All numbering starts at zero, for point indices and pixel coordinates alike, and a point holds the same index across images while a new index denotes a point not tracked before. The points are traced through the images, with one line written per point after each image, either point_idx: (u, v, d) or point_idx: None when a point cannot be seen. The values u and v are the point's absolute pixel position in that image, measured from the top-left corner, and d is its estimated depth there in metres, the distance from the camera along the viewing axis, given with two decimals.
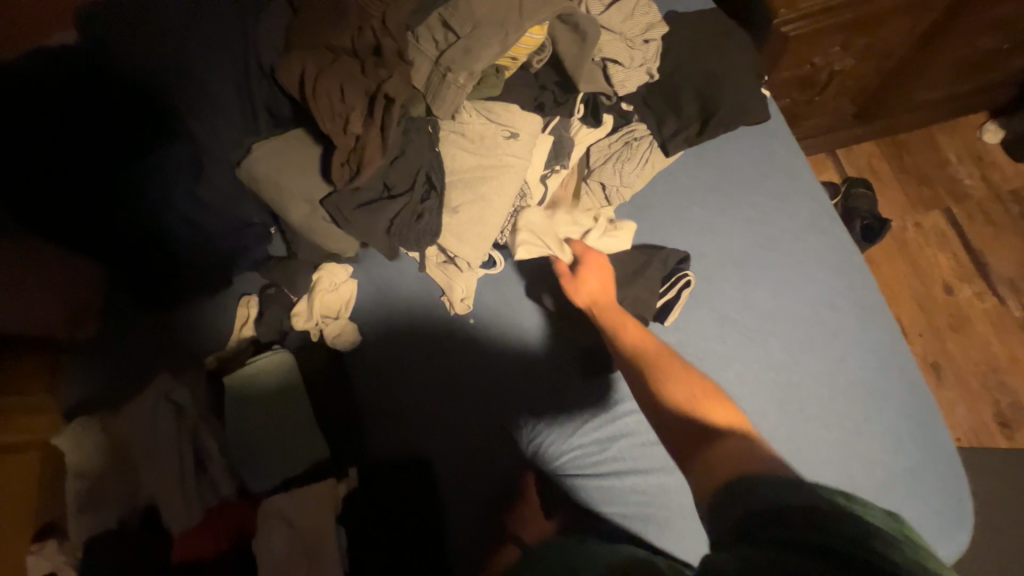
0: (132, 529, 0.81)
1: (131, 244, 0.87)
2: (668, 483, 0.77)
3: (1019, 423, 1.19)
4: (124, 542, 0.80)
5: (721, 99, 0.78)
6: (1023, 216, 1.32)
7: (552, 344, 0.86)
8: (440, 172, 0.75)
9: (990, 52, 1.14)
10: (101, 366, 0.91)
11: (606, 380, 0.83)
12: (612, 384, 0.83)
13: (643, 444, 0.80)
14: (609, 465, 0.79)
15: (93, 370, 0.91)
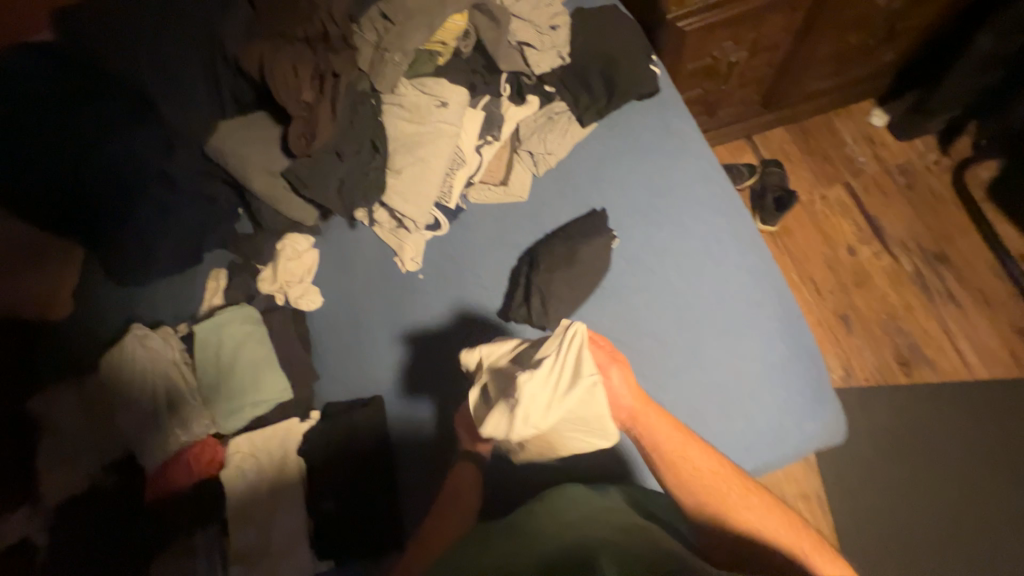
0: (103, 483, 0.86)
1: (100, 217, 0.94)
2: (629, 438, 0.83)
3: (916, 362, 1.37)
4: (97, 493, 0.85)
5: (618, 75, 0.95)
6: (908, 185, 1.53)
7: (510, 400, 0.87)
8: (384, 138, 0.88)
9: (859, 44, 1.35)
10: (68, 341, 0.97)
11: None
12: None
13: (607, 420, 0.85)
14: None
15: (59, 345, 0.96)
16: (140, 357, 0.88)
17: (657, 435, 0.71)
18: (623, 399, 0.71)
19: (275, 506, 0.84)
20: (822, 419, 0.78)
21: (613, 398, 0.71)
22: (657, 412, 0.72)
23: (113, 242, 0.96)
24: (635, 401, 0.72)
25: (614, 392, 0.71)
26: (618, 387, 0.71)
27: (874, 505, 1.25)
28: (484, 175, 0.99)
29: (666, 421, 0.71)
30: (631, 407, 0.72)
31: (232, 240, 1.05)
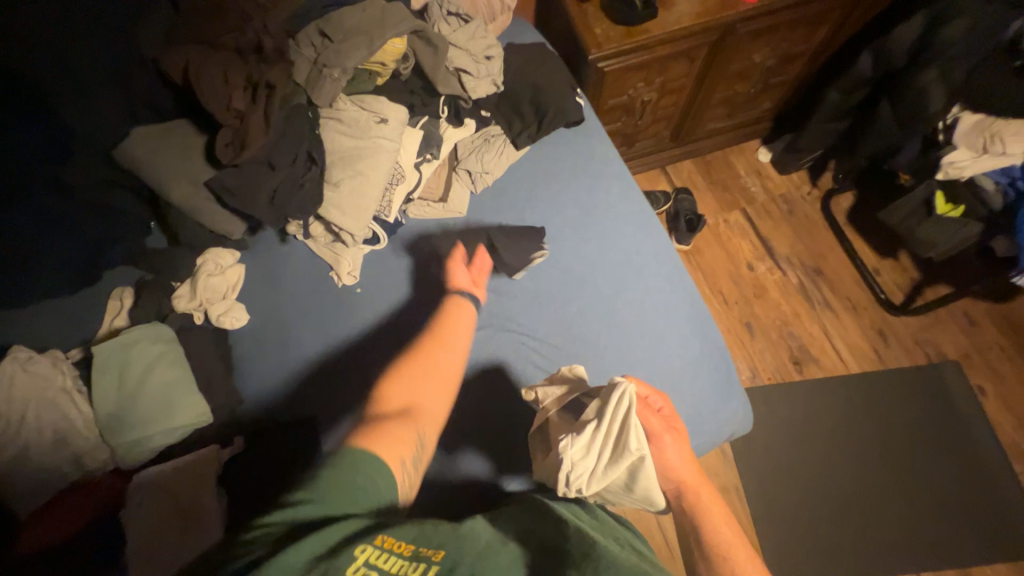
0: None
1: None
2: None
3: (805, 361, 1.58)
4: None
5: (548, 104, 1.03)
6: (790, 211, 1.81)
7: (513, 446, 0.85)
8: (320, 151, 0.88)
9: (744, 92, 1.60)
10: None
11: None
12: None
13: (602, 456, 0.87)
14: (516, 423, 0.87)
15: None
16: (28, 380, 0.78)
17: (714, 518, 0.72)
18: (676, 469, 0.74)
19: (182, 546, 0.73)
20: (733, 409, 0.88)
21: (672, 464, 0.74)
22: (709, 493, 0.74)
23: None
24: (690, 475, 0.74)
25: (672, 459, 0.74)
26: (674, 454, 0.74)
27: (779, 490, 1.42)
28: (423, 192, 1.02)
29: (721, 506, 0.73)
30: (686, 478, 0.74)
31: (140, 255, 0.96)
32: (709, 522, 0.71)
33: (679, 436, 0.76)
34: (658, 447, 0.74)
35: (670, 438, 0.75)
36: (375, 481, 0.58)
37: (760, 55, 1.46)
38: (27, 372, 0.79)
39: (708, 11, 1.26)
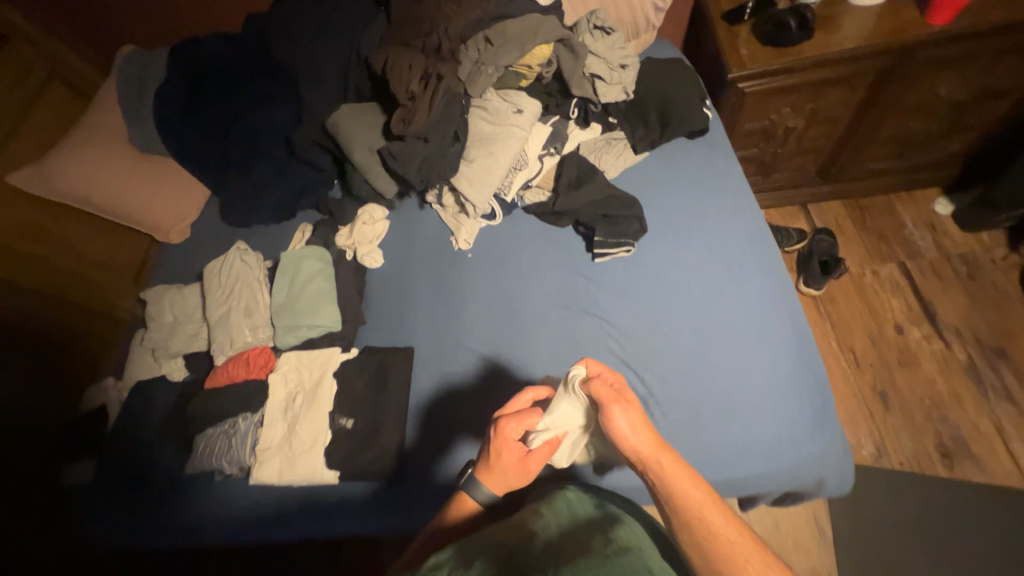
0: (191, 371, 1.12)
1: (245, 170, 1.35)
2: None
3: (960, 456, 1.27)
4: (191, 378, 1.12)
5: (674, 112, 1.07)
6: (970, 276, 1.49)
7: None
8: (466, 131, 1.06)
9: (925, 128, 1.40)
10: (192, 270, 1.38)
11: None
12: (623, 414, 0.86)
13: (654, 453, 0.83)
14: None
15: (179, 274, 1.37)
16: (241, 268, 1.04)
17: (671, 485, 0.63)
18: (629, 440, 0.66)
19: (306, 412, 0.93)
20: (820, 445, 0.78)
21: (625, 433, 0.66)
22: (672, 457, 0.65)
23: (247, 189, 1.35)
24: (644, 444, 0.66)
25: (626, 429, 0.66)
26: (629, 428, 0.65)
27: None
28: (541, 181, 1.14)
29: (680, 466, 0.63)
30: (639, 448, 0.66)
31: (322, 201, 1.33)
32: (673, 489, 0.63)
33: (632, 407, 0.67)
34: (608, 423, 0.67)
35: (623, 414, 0.67)
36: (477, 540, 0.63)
37: (949, 87, 1.27)
38: (241, 262, 1.05)
39: (882, 34, 1.16)
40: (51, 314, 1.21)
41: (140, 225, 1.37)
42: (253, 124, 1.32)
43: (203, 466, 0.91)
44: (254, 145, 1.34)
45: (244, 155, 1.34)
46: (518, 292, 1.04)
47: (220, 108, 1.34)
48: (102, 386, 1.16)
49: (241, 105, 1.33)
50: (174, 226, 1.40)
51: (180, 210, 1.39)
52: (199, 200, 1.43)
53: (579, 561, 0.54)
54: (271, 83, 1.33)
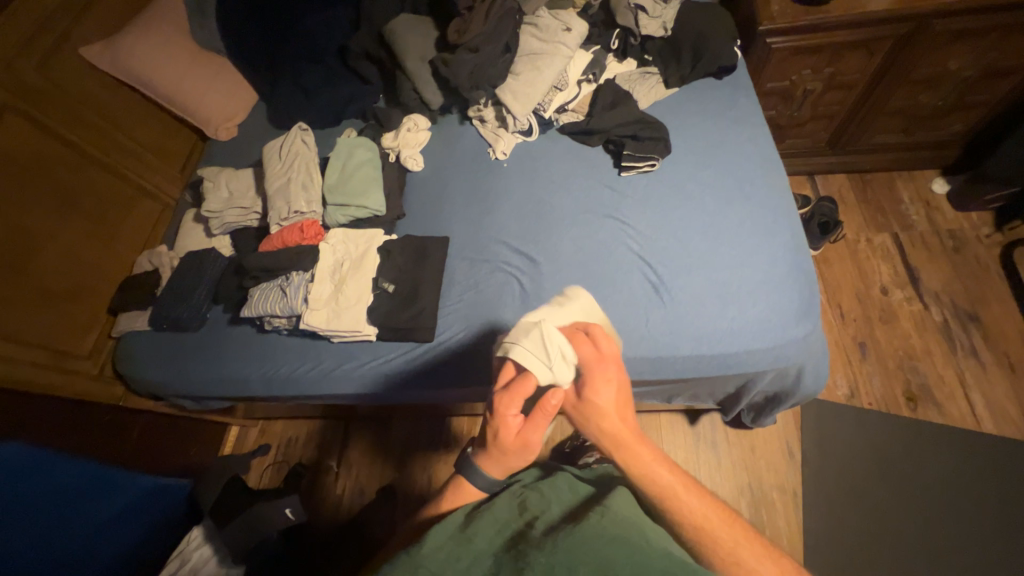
0: (241, 245, 1.23)
1: (298, 74, 1.44)
2: (670, 339, 0.92)
3: (923, 400, 1.41)
4: (238, 252, 1.23)
5: (707, 47, 1.16)
6: (955, 249, 1.61)
7: (587, 299, 0.98)
8: (516, 44, 1.17)
9: (932, 103, 1.50)
10: (238, 164, 1.46)
11: (635, 298, 0.97)
12: (637, 298, 0.96)
13: (663, 330, 0.93)
14: (600, 282, 1.00)
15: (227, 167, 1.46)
16: (301, 146, 1.14)
17: (641, 473, 0.66)
18: (598, 429, 0.70)
19: (352, 276, 1.05)
20: (803, 331, 0.90)
21: (584, 428, 0.71)
22: (645, 451, 0.67)
23: (299, 93, 1.44)
24: (615, 433, 0.69)
25: (587, 422, 0.71)
26: (587, 423, 0.71)
27: (844, 513, 1.31)
28: (577, 105, 1.23)
29: (651, 456, 0.67)
30: (606, 436, 0.69)
31: (367, 111, 1.42)
32: (641, 482, 0.66)
33: (594, 407, 0.71)
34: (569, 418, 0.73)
35: (583, 411, 0.71)
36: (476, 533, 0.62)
37: (958, 63, 1.37)
38: (300, 142, 1.15)
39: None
40: (108, 184, 1.31)
41: (194, 118, 1.47)
42: (311, 31, 1.41)
43: (257, 311, 1.03)
44: (309, 50, 1.43)
45: (300, 60, 1.44)
46: (549, 197, 1.14)
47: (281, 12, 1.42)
48: (156, 252, 1.27)
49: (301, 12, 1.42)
50: (224, 123, 1.50)
51: (230, 109, 1.49)
52: (248, 103, 1.53)
53: (574, 535, 0.56)
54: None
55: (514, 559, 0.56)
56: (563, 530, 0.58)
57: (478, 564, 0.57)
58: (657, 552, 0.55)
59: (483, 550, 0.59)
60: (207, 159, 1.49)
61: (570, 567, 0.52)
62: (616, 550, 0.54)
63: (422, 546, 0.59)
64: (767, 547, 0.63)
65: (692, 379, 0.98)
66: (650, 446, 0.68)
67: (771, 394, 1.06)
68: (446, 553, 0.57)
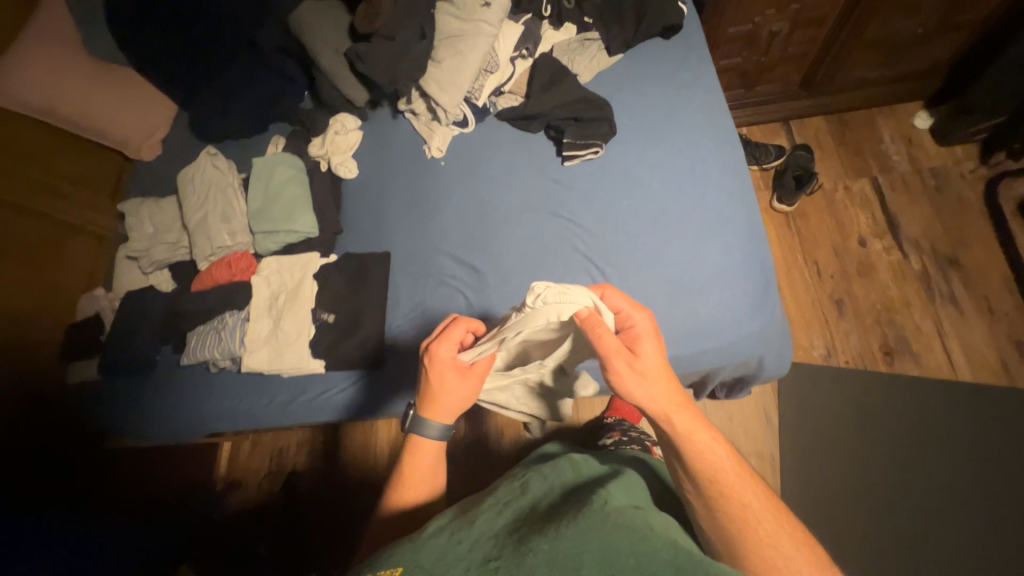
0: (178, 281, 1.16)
1: (210, 77, 1.31)
2: None
3: (900, 353, 1.39)
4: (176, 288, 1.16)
5: (647, 6, 1.04)
6: (937, 189, 1.52)
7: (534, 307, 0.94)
8: (432, 28, 1.03)
9: (910, 31, 1.37)
10: (165, 186, 1.37)
11: None
12: None
13: None
14: None
15: (156, 191, 1.37)
16: (214, 172, 1.07)
17: (690, 443, 0.67)
18: (644, 395, 0.68)
19: (290, 309, 1.00)
20: (757, 325, 0.87)
21: (642, 387, 0.68)
22: (688, 419, 0.68)
23: (214, 99, 1.31)
24: (658, 398, 0.68)
25: (640, 381, 0.68)
26: (642, 379, 0.68)
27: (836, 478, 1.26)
28: (514, 86, 1.11)
29: (702, 426, 0.67)
30: (650, 401, 0.68)
31: (292, 113, 1.30)
32: (698, 455, 0.66)
33: (648, 361, 0.69)
34: (618, 378, 0.69)
35: (638, 368, 0.68)
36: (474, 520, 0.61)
37: None
38: (213, 167, 1.08)
39: None
40: (30, 228, 1.23)
41: (106, 139, 1.33)
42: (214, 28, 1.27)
43: (196, 358, 0.99)
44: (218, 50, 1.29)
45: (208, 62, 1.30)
46: (490, 197, 1.06)
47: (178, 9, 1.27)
48: (94, 296, 1.21)
49: (200, 6, 1.26)
50: (145, 142, 1.38)
51: (148, 126, 1.36)
52: (169, 117, 1.40)
53: (578, 518, 0.56)
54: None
55: (516, 544, 0.55)
56: (567, 510, 0.59)
57: (480, 546, 0.56)
58: (664, 542, 0.54)
59: (484, 532, 0.59)
60: (135, 184, 1.40)
61: (575, 550, 0.52)
62: (618, 533, 0.54)
63: (423, 531, 0.59)
64: (800, 529, 0.64)
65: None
66: (694, 411, 0.68)
67: (734, 379, 1.03)
68: (443, 544, 0.57)
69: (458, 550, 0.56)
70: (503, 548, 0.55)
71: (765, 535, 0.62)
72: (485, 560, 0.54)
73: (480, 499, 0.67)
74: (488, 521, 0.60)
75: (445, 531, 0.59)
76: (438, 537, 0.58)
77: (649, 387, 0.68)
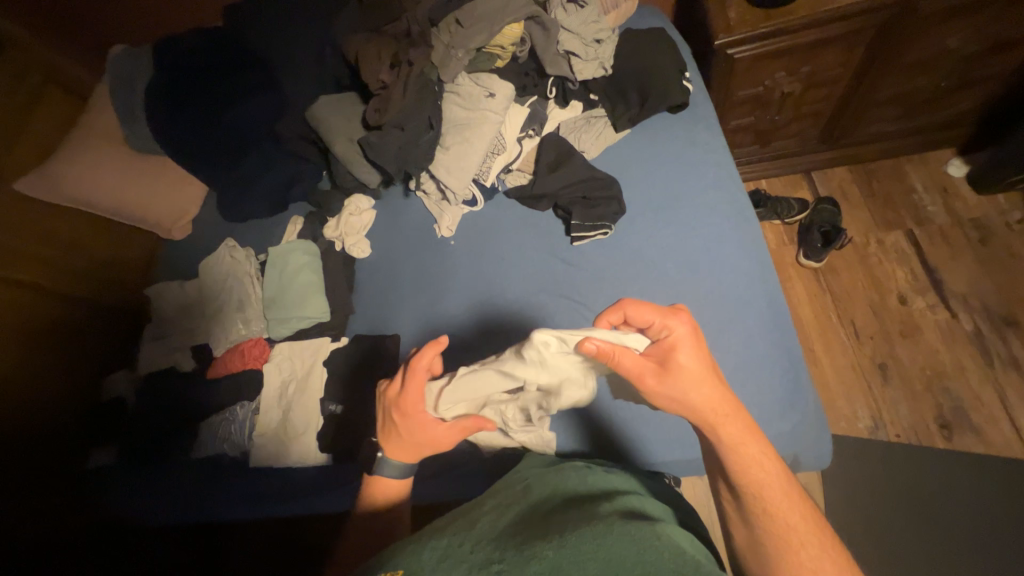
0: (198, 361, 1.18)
1: (231, 163, 1.37)
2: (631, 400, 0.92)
3: (959, 426, 1.25)
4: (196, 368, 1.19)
5: (652, 87, 1.04)
6: (981, 241, 1.42)
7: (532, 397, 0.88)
8: (439, 117, 1.05)
9: (934, 85, 1.31)
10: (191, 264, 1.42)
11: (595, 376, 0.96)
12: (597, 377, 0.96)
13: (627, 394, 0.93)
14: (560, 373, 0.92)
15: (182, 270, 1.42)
16: (232, 261, 1.14)
17: (733, 452, 0.62)
18: (685, 407, 0.64)
19: (300, 400, 1.00)
20: (788, 420, 0.81)
21: (680, 398, 0.64)
22: (735, 430, 0.63)
23: (235, 182, 1.37)
24: (699, 414, 0.64)
25: (676, 394, 0.64)
26: (678, 394, 0.64)
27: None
28: (521, 165, 1.12)
29: (752, 436, 0.62)
30: (692, 413, 0.64)
31: (311, 193, 1.35)
32: (739, 466, 0.61)
33: (686, 372, 0.65)
34: (653, 393, 0.65)
35: (672, 381, 0.64)
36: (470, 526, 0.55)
37: (957, 40, 1.18)
38: (231, 257, 1.15)
39: None
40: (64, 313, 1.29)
41: (142, 223, 1.41)
42: (239, 119, 1.35)
43: (209, 447, 1.01)
44: (241, 138, 1.36)
45: (231, 151, 1.36)
46: (498, 278, 1.05)
47: (209, 104, 1.37)
48: (117, 379, 1.23)
49: (229, 101, 1.36)
50: (177, 224, 1.44)
51: (176, 210, 1.42)
52: (198, 200, 1.47)
53: (582, 526, 0.50)
54: (257, 78, 1.35)
55: (518, 545, 0.49)
56: (570, 520, 0.53)
57: (479, 547, 0.50)
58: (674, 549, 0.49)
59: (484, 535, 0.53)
60: (163, 263, 1.46)
61: (580, 557, 0.46)
62: (626, 539, 0.47)
63: (423, 538, 0.54)
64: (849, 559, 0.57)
65: (671, 463, 0.91)
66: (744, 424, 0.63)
67: None
68: (438, 545, 0.52)
69: (453, 551, 0.50)
70: (505, 551, 0.49)
71: (807, 557, 0.56)
72: (485, 562, 0.48)
73: (480, 505, 0.62)
74: (487, 524, 0.54)
75: (440, 537, 0.53)
76: (433, 543, 0.52)
77: (691, 400, 0.63)
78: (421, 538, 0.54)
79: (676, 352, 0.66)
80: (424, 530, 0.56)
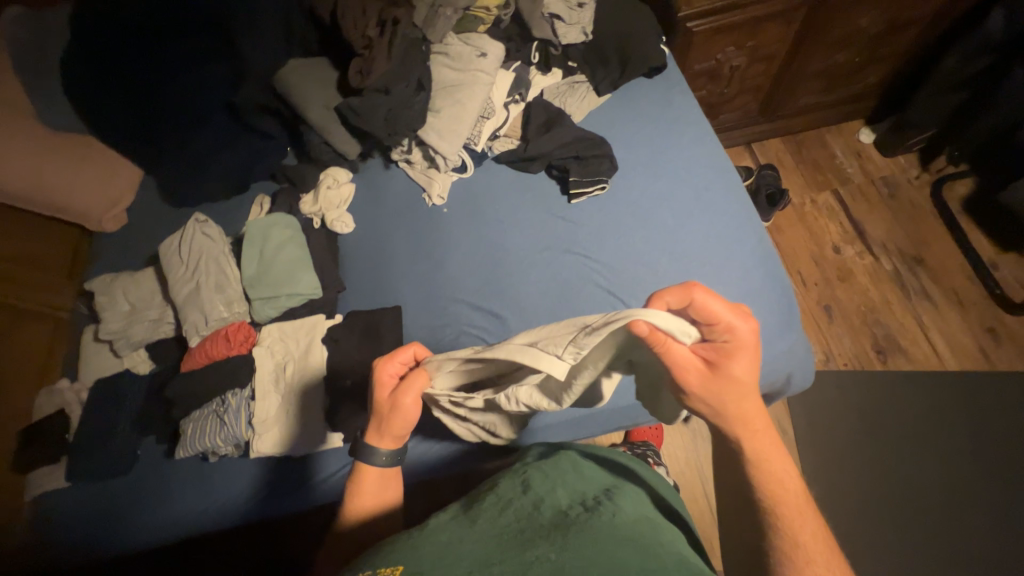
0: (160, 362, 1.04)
1: (177, 140, 1.22)
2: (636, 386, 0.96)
3: (892, 351, 1.46)
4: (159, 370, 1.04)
5: (633, 49, 1.09)
6: (891, 195, 1.67)
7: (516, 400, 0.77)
8: (429, 78, 1.03)
9: (849, 61, 1.52)
10: (132, 258, 1.24)
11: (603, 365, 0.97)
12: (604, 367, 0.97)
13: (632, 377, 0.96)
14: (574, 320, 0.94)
15: (119, 265, 1.23)
16: (202, 238, 1.02)
17: (762, 462, 0.63)
18: (716, 410, 0.62)
19: (301, 381, 0.93)
20: (784, 339, 0.90)
21: (715, 402, 0.61)
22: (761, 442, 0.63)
23: (182, 161, 1.22)
24: (729, 417, 0.63)
25: (713, 397, 0.61)
26: (717, 398, 0.61)
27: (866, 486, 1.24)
28: (509, 130, 1.13)
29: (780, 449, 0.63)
30: (723, 414, 0.63)
31: (276, 170, 1.25)
32: (766, 479, 0.62)
33: (733, 380, 0.61)
34: (690, 393, 0.61)
35: (716, 384, 0.60)
36: (471, 523, 0.56)
37: (867, 20, 1.39)
38: (202, 234, 1.03)
39: None
40: None
41: (64, 214, 1.20)
42: (185, 91, 1.21)
43: (194, 447, 0.89)
44: (188, 112, 1.22)
45: (177, 126, 1.22)
46: (499, 241, 1.04)
47: (145, 74, 1.21)
48: (55, 390, 1.04)
49: (170, 71, 1.21)
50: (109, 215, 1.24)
51: (105, 197, 1.21)
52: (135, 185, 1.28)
53: (584, 530, 0.53)
54: (204, 46, 1.22)
55: (520, 546, 0.50)
56: (573, 518, 0.55)
57: (483, 546, 0.51)
58: (672, 559, 0.52)
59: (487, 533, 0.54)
60: (94, 259, 1.26)
61: (582, 559, 0.48)
62: (625, 552, 0.50)
63: (425, 530, 0.55)
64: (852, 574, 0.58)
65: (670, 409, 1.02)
66: (766, 434, 0.64)
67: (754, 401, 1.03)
68: (442, 541, 0.53)
69: (458, 550, 0.51)
70: (508, 549, 0.50)
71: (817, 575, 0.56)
72: (488, 560, 0.49)
73: (484, 499, 0.63)
74: (491, 523, 0.55)
75: (441, 534, 0.54)
76: (435, 538, 0.53)
77: (725, 408, 0.61)
78: (427, 527, 0.56)
79: (730, 359, 0.60)
80: (429, 519, 0.58)
